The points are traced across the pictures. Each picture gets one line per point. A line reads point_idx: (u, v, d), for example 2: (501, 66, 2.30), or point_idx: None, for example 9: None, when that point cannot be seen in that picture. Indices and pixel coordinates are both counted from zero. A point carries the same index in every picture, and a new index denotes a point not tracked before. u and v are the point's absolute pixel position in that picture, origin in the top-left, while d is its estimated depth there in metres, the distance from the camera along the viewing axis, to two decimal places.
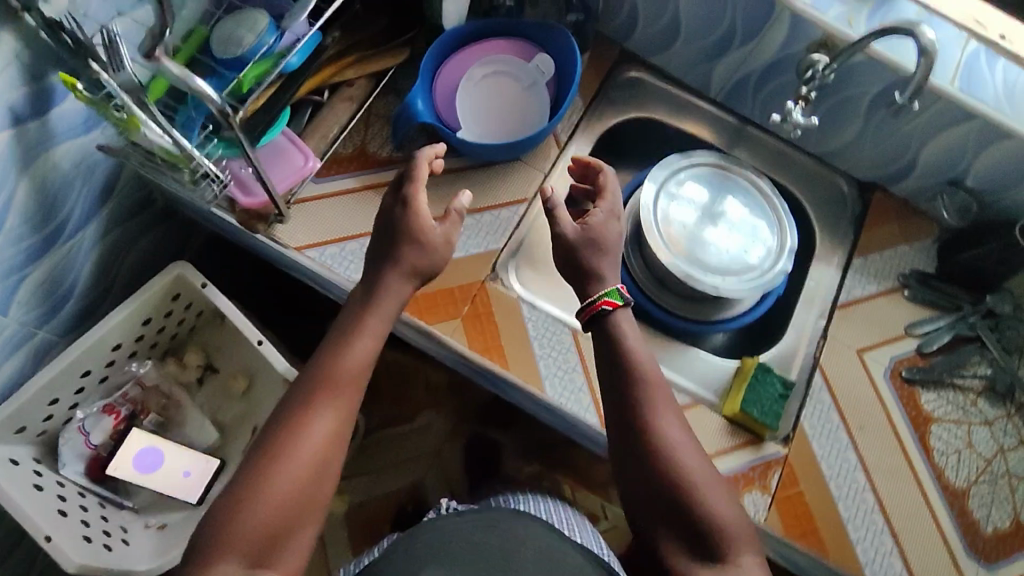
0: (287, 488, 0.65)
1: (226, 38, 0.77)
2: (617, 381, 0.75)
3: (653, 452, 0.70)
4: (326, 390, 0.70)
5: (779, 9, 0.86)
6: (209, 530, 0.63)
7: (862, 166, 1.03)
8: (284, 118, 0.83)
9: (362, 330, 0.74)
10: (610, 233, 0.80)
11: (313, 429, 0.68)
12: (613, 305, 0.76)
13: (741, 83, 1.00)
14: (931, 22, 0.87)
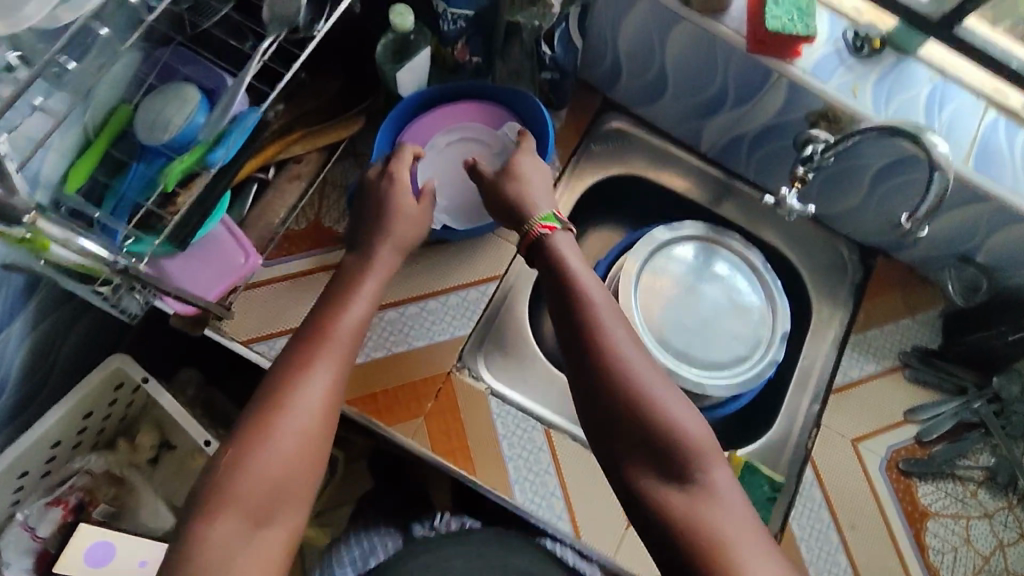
0: (291, 435, 0.61)
1: (151, 122, 0.65)
2: (571, 314, 0.67)
3: (603, 375, 0.63)
4: (322, 341, 0.66)
5: (775, 77, 0.76)
6: (209, 489, 0.58)
7: (866, 231, 0.94)
8: (223, 203, 0.75)
9: (356, 290, 0.71)
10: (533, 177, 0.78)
11: (311, 380, 0.63)
12: (550, 228, 0.73)
13: (735, 142, 0.91)
14: (946, 89, 0.78)
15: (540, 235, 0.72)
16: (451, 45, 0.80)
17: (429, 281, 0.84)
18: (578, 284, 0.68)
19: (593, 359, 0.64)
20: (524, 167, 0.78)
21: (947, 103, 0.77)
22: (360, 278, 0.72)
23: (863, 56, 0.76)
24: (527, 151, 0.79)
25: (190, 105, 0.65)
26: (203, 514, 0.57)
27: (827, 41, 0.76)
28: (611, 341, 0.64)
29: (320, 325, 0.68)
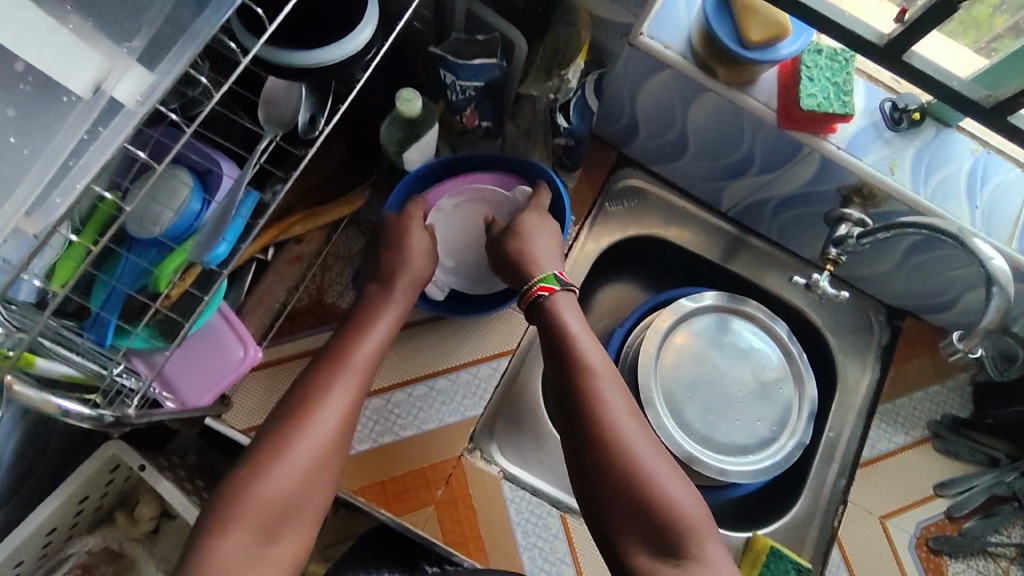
0: (307, 455, 0.59)
1: (142, 220, 0.61)
2: (563, 376, 0.63)
3: (596, 439, 0.59)
4: (342, 361, 0.64)
5: (806, 149, 0.72)
6: (222, 503, 0.56)
7: (895, 294, 0.90)
8: (218, 291, 0.68)
9: (378, 313, 0.69)
10: (534, 227, 0.73)
11: (331, 400, 0.62)
12: (548, 291, 0.68)
13: (758, 204, 0.86)
14: (990, 162, 0.74)
15: (538, 300, 0.68)
16: (460, 113, 0.75)
17: (435, 359, 0.81)
18: (573, 345, 0.64)
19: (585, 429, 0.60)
20: (530, 225, 0.73)
21: (988, 180, 0.73)
22: (375, 316, 0.69)
23: (902, 129, 0.72)
24: (532, 208, 0.74)
25: (181, 195, 0.61)
26: (215, 526, 0.55)
27: (863, 112, 0.72)
28: (604, 407, 0.61)
29: (342, 344, 0.66)
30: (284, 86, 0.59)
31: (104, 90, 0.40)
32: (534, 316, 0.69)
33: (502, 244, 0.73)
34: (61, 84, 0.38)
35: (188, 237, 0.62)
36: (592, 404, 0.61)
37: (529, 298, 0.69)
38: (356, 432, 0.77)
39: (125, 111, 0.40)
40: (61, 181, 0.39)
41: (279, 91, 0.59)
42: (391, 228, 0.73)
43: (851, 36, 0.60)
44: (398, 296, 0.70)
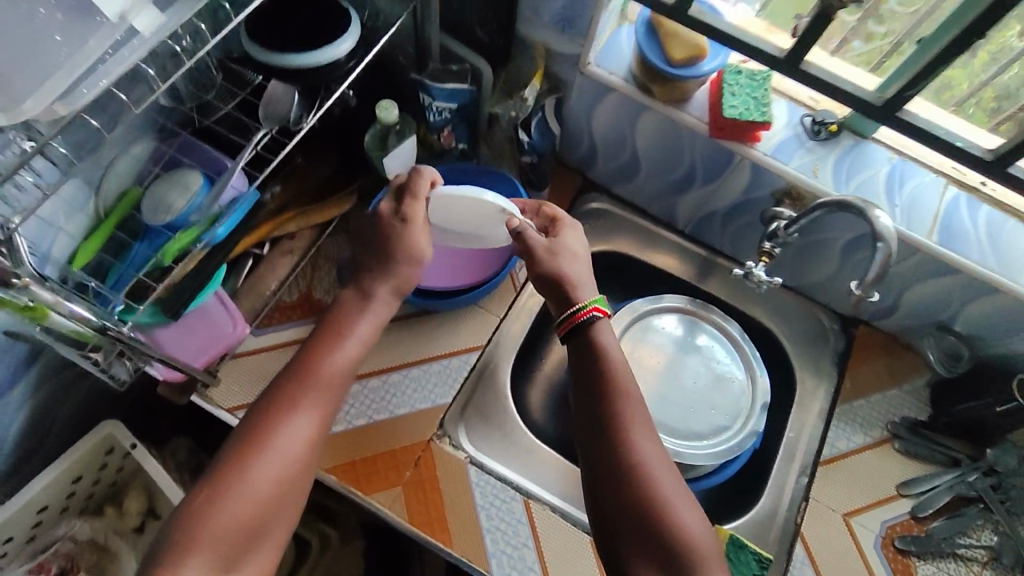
0: (265, 482, 0.59)
1: (156, 206, 0.69)
2: (599, 404, 0.65)
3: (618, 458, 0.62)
4: (308, 378, 0.64)
5: (738, 157, 0.82)
6: (178, 527, 0.56)
7: (844, 302, 0.96)
8: (218, 275, 0.79)
9: (349, 322, 0.68)
10: (577, 247, 0.74)
11: (295, 425, 0.62)
12: (602, 313, 0.69)
13: (709, 217, 0.95)
14: (905, 168, 0.82)
15: (591, 319, 0.68)
16: (437, 132, 0.87)
17: (410, 350, 0.88)
18: (614, 375, 0.66)
19: (617, 458, 0.62)
20: (571, 245, 0.73)
21: (905, 183, 0.81)
22: (351, 318, 0.68)
23: (821, 139, 0.82)
24: (571, 228, 0.75)
25: (193, 187, 0.70)
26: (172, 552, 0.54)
27: (786, 126, 0.82)
28: (639, 442, 0.63)
29: (309, 355, 0.65)
30: (280, 87, 0.69)
31: (126, 19, 0.47)
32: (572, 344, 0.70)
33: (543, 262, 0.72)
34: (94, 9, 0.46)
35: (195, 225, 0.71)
36: (630, 435, 0.63)
37: (579, 316, 0.69)
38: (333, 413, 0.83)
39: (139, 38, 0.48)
40: (88, 78, 0.47)
41: (276, 94, 0.69)
42: (391, 226, 0.70)
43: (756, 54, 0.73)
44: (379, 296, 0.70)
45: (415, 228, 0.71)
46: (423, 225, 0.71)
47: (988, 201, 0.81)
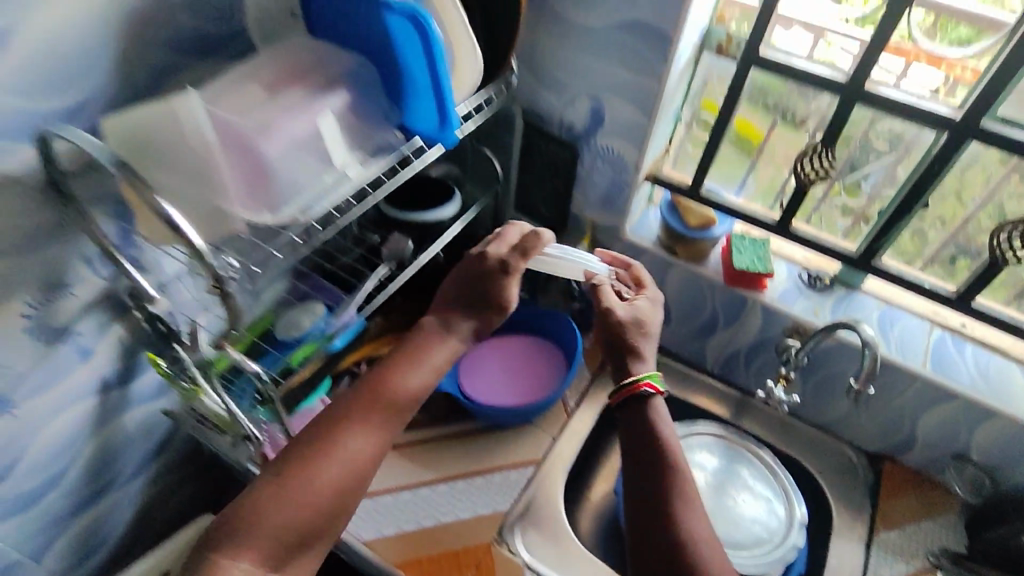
0: (323, 487, 0.63)
1: (290, 325, 0.90)
2: (650, 469, 0.71)
3: (666, 526, 0.66)
4: (379, 398, 0.69)
5: (752, 302, 1.01)
6: (240, 517, 0.61)
7: (867, 436, 1.06)
8: (325, 386, 0.97)
9: (426, 355, 0.75)
10: (653, 318, 0.83)
11: (360, 439, 0.67)
12: (655, 388, 0.76)
13: (734, 356, 1.11)
14: (893, 312, 1.00)
15: (644, 394, 0.76)
16: None
17: (476, 461, 1.00)
18: (666, 445, 0.72)
19: (665, 527, 0.66)
20: (645, 316, 0.82)
21: (894, 324, 0.98)
22: (427, 351, 0.75)
23: (818, 288, 1.01)
24: (648, 299, 0.84)
25: (318, 311, 0.91)
26: (233, 540, 0.60)
27: (786, 278, 1.03)
28: (686, 519, 0.67)
29: (384, 378, 0.71)
30: (398, 237, 0.94)
31: (343, 166, 0.65)
32: (632, 410, 0.76)
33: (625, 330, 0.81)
34: (329, 156, 0.63)
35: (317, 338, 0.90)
36: (678, 505, 0.68)
37: (635, 389, 0.76)
38: (406, 513, 0.93)
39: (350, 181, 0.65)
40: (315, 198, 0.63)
41: (395, 240, 0.93)
42: (493, 272, 0.79)
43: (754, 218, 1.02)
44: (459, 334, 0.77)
45: (513, 281, 0.80)
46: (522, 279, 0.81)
47: (970, 340, 0.97)
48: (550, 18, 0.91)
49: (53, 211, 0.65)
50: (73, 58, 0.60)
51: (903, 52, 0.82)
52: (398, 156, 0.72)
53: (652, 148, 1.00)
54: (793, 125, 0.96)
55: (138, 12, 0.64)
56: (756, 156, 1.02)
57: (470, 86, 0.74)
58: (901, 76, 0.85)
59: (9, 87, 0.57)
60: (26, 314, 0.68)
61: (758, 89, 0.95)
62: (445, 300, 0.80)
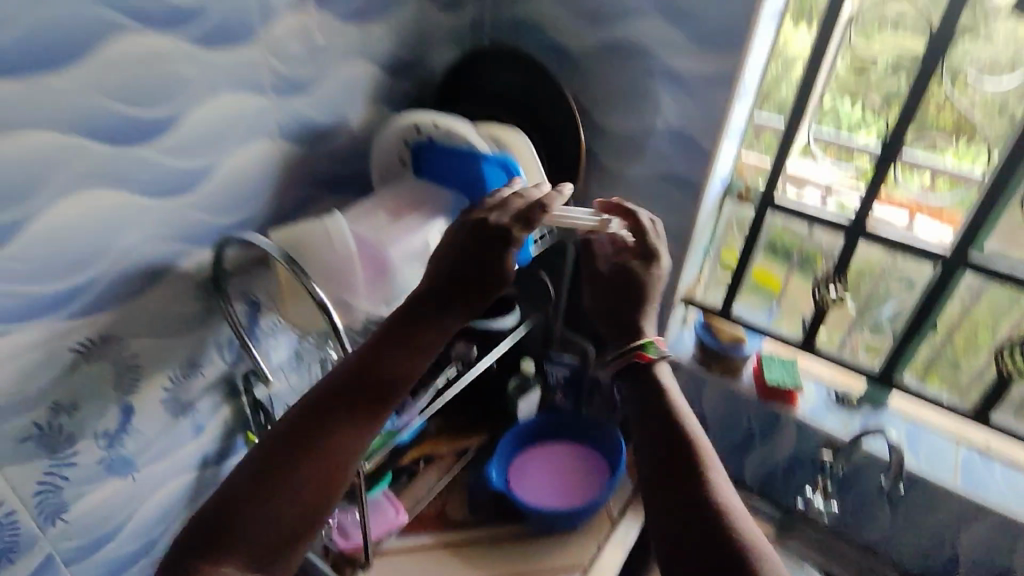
0: (310, 486, 0.56)
1: None
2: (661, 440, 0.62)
3: (690, 501, 0.57)
4: (371, 386, 0.61)
5: (786, 418, 1.09)
6: (220, 521, 0.54)
7: (911, 559, 1.07)
8: (386, 479, 1.07)
9: (421, 328, 0.64)
10: (651, 290, 0.78)
11: (346, 432, 0.59)
12: (648, 357, 0.69)
13: (772, 473, 1.17)
14: (919, 429, 1.07)
15: (637, 364, 0.69)
16: (553, 391, 1.23)
17: (524, 564, 1.04)
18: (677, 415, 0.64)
19: (676, 498, 0.57)
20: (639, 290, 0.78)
21: (922, 441, 1.05)
22: (421, 329, 0.64)
23: (847, 406, 1.10)
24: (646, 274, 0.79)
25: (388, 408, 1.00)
26: (213, 548, 0.53)
27: (816, 395, 1.12)
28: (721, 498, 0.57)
29: (374, 358, 0.62)
30: (463, 345, 1.08)
31: None
32: (632, 387, 0.69)
33: (624, 308, 0.76)
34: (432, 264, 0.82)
35: (386, 434, 0.99)
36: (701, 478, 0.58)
37: (628, 359, 0.70)
38: None
39: None
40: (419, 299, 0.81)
41: (460, 347, 1.08)
42: (494, 242, 0.67)
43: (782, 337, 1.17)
44: (458, 311, 0.66)
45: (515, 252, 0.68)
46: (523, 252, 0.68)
47: (998, 460, 1.02)
48: (599, 169, 1.12)
49: (205, 303, 0.81)
50: (251, 188, 0.80)
51: (893, 200, 1.01)
52: None
53: (686, 275, 1.16)
54: (807, 267, 1.13)
55: (294, 156, 0.85)
56: (777, 291, 1.18)
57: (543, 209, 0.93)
58: (909, 223, 1.02)
59: (203, 206, 0.75)
60: (165, 387, 0.81)
61: (770, 240, 1.14)
62: (439, 255, 0.68)
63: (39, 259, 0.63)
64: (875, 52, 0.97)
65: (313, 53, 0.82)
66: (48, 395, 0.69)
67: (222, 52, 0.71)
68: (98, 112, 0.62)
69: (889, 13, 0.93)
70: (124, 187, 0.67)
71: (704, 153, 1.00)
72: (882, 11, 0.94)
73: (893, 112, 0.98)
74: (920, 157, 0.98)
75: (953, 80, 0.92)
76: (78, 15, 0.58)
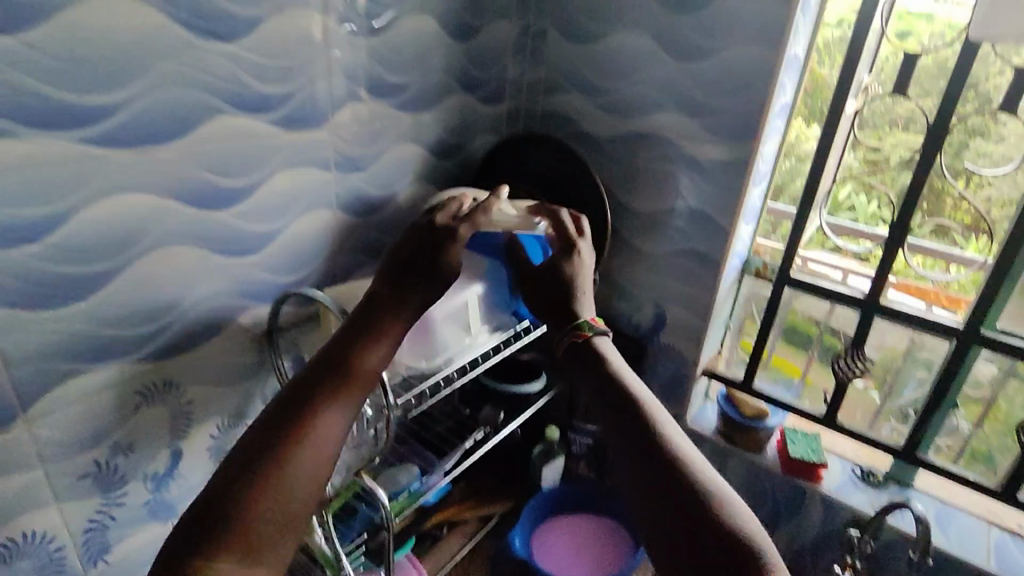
0: (302, 473, 0.59)
1: (388, 479, 0.98)
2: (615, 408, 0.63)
3: (648, 454, 0.59)
4: (347, 377, 0.65)
5: (810, 493, 1.10)
6: (212, 518, 0.54)
7: None
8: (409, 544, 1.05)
9: (385, 328, 0.70)
10: (582, 275, 0.80)
11: (327, 421, 0.62)
12: (585, 333, 0.70)
13: (799, 552, 1.16)
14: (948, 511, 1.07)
15: (578, 344, 0.70)
16: (577, 461, 1.27)
17: None
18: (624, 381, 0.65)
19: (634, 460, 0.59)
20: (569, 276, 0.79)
21: (952, 521, 1.04)
22: (384, 324, 0.71)
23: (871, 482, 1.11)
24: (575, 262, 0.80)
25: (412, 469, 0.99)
26: (210, 545, 0.53)
27: (841, 471, 1.14)
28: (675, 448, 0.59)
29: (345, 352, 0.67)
30: (489, 410, 1.11)
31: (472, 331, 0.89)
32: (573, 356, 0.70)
33: (558, 296, 0.78)
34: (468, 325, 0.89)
35: (410, 495, 0.98)
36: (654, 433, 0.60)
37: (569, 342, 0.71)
38: None
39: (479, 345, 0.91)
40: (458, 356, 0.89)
41: (488, 413, 1.11)
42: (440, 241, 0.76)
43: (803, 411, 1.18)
44: (414, 305, 0.73)
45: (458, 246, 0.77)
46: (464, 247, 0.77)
47: None
48: (623, 246, 1.20)
49: (257, 356, 0.87)
50: (309, 252, 0.89)
51: (913, 289, 1.07)
52: (512, 332, 0.96)
53: (707, 348, 1.20)
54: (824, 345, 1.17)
55: (348, 225, 0.94)
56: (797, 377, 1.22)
57: None
58: (929, 305, 1.06)
59: (267, 266, 0.84)
60: (212, 435, 0.86)
61: (791, 327, 1.19)
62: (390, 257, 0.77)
63: (124, 306, 0.70)
64: (886, 149, 1.04)
65: (370, 136, 0.93)
66: (110, 436, 0.73)
67: (295, 133, 0.82)
68: (191, 180, 0.72)
69: (897, 116, 1.02)
70: (203, 246, 0.75)
71: (722, 232, 1.07)
72: (889, 110, 1.02)
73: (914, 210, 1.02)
74: (936, 248, 1.04)
75: (966, 181, 0.98)
76: (185, 100, 0.69)
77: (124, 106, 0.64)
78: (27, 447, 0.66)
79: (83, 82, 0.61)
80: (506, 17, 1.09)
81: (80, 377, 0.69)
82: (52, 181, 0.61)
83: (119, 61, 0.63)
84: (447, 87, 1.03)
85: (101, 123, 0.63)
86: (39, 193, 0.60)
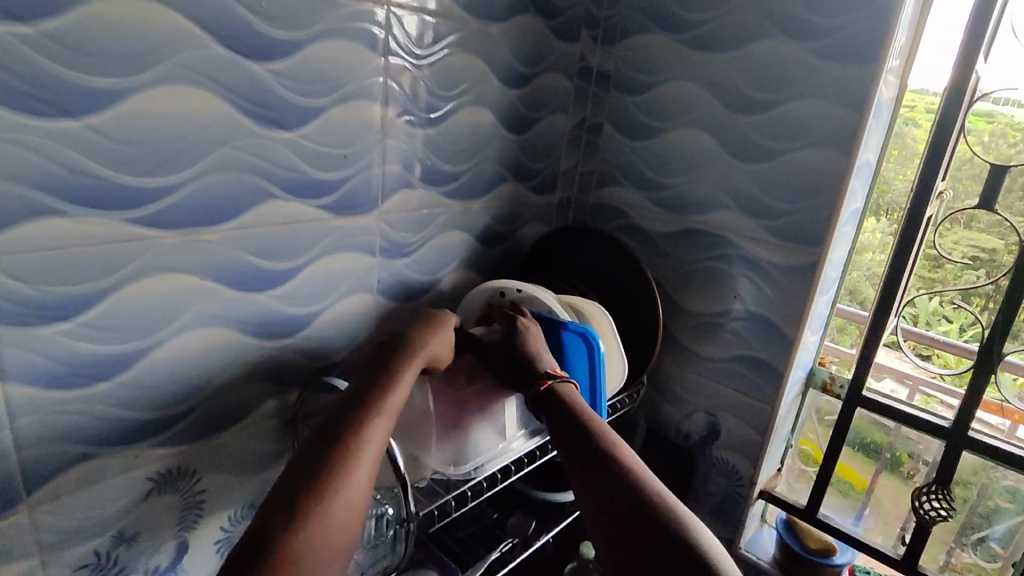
0: (340, 513, 0.56)
1: None
2: (577, 438, 0.67)
3: (611, 476, 0.62)
4: (373, 414, 0.64)
5: None
6: (250, 555, 0.50)
7: None
8: None
9: (402, 366, 0.71)
10: (531, 331, 0.81)
11: (361, 461, 0.60)
12: (546, 382, 0.73)
13: None
14: None
15: (544, 391, 0.73)
16: None
17: None
18: (586, 415, 0.69)
19: (603, 481, 0.62)
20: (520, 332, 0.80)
21: None
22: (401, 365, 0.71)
23: None
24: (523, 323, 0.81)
25: None
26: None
27: None
28: (636, 468, 0.62)
29: (367, 393, 0.66)
30: (519, 520, 1.03)
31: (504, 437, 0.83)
32: (542, 405, 0.73)
33: (512, 350, 0.77)
34: (503, 430, 0.83)
35: None
36: (616, 457, 0.64)
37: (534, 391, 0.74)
38: None
39: (512, 451, 0.83)
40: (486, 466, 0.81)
41: (518, 521, 1.03)
42: (422, 324, 0.78)
43: (878, 553, 1.04)
44: (416, 359, 0.72)
45: (441, 330, 0.78)
46: (444, 330, 0.78)
47: None
48: (673, 344, 1.13)
49: (278, 443, 0.83)
50: (344, 337, 0.86)
51: (995, 408, 0.95)
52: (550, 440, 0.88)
53: (766, 467, 1.08)
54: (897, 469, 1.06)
55: (387, 309, 0.91)
56: (862, 491, 1.10)
57: (620, 380, 0.93)
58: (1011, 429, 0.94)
59: (300, 349, 0.81)
60: (222, 528, 0.80)
61: (857, 435, 1.09)
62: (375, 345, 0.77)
63: (149, 387, 0.67)
64: (945, 246, 0.97)
65: (418, 223, 0.91)
66: (116, 524, 0.69)
67: (344, 218, 0.81)
68: (232, 262, 0.70)
69: (957, 214, 0.95)
70: (236, 328, 0.73)
71: (785, 340, 0.99)
72: (954, 211, 0.95)
73: (978, 308, 0.94)
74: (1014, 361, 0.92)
75: None
76: (236, 184, 0.68)
77: (180, 185, 0.64)
78: (25, 533, 0.62)
79: (137, 163, 0.61)
80: (562, 111, 1.10)
81: (90, 461, 0.65)
82: (92, 259, 0.60)
83: (176, 145, 0.63)
84: (499, 177, 1.02)
85: (150, 204, 0.62)
86: (81, 270, 0.59)
